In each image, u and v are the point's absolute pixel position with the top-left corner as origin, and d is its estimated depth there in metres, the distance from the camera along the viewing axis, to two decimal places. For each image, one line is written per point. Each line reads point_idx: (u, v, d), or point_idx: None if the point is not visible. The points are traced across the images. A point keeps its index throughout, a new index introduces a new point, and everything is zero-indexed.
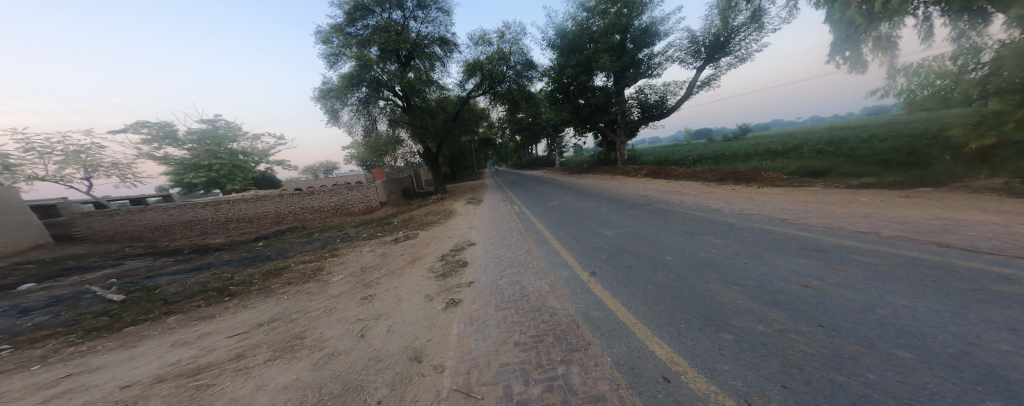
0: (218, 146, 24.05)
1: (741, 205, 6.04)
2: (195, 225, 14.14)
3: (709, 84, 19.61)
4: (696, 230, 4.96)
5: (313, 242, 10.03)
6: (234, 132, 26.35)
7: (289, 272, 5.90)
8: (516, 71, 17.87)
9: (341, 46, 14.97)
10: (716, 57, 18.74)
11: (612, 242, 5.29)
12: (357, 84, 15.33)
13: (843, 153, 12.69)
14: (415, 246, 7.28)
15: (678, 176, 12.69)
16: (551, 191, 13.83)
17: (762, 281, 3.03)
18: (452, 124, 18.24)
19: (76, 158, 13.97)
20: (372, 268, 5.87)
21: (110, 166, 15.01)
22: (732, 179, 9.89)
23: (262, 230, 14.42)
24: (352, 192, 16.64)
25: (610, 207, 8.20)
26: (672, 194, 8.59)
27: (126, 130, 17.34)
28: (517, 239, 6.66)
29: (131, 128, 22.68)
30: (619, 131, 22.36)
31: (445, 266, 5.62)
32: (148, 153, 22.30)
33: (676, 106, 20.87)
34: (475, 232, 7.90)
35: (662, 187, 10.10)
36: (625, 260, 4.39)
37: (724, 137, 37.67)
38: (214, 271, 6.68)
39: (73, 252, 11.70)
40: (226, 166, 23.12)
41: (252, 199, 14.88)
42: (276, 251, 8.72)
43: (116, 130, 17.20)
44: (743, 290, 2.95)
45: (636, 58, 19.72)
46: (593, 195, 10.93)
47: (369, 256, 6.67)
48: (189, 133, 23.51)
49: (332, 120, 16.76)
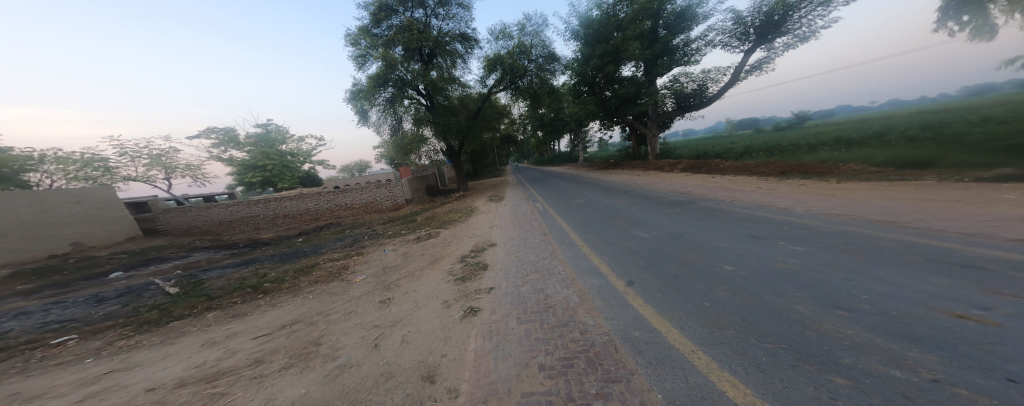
0: (271, 148, 26.30)
1: (818, 204, 4.98)
2: (250, 220, 15.47)
3: (760, 69, 17.17)
4: (760, 233, 4.11)
5: (344, 239, 10.36)
6: (284, 136, 28.68)
7: (317, 270, 5.94)
8: (538, 64, 17.11)
9: (368, 47, 15.32)
10: (770, 38, 16.34)
11: (650, 245, 4.63)
12: (383, 84, 15.66)
13: (940, 142, 10.37)
14: (436, 245, 7.12)
15: (724, 170, 11.26)
16: (576, 188, 13.06)
17: (876, 305, 2.25)
18: (473, 121, 18.04)
19: (159, 161, 15.82)
20: (393, 269, 5.74)
21: (185, 168, 16.87)
22: (793, 174, 8.46)
23: (304, 226, 15.42)
24: (381, 190, 17.20)
25: (646, 205, 7.39)
26: (719, 190, 7.49)
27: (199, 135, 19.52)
28: (540, 240, 6.21)
29: (202, 133, 25.66)
30: (649, 123, 20.65)
31: (465, 269, 5.38)
32: (215, 156, 25.09)
33: (717, 95, 18.66)
34: (496, 232, 7.56)
35: (704, 183, 8.94)
36: (670, 268, 3.74)
37: (777, 126, 33.61)
38: (255, 266, 7.03)
39: (155, 244, 13.33)
40: (277, 166, 25.22)
41: (295, 197, 15.99)
42: (312, 248, 9.13)
43: (192, 135, 19.42)
44: (850, 316, 2.20)
45: (670, 45, 17.93)
46: (624, 191, 10.06)
47: (391, 256, 6.61)
48: (248, 137, 26.05)
49: (362, 120, 17.35)
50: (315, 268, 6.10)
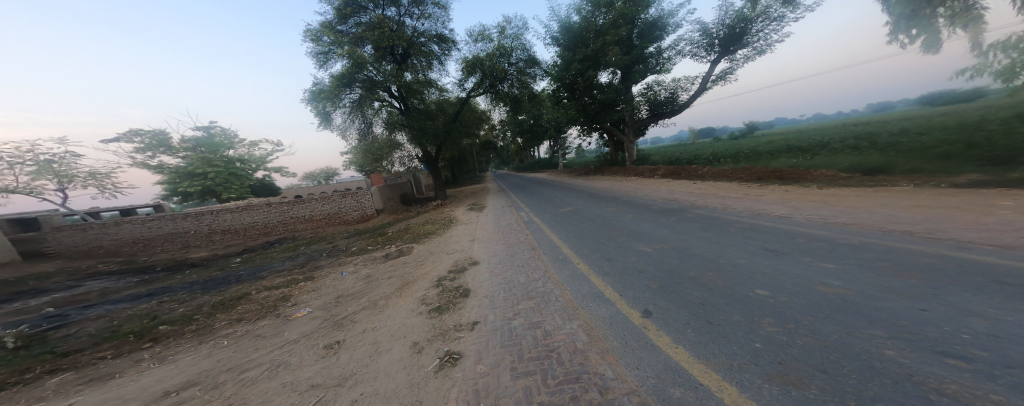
0: (214, 154, 23.20)
1: (818, 212, 4.73)
2: (177, 237, 13.04)
3: (725, 78, 18.18)
4: (777, 247, 3.65)
5: (295, 258, 8.80)
6: (231, 140, 25.48)
7: (246, 303, 4.62)
8: (518, 68, 16.68)
9: (332, 43, 13.91)
10: (732, 50, 17.38)
11: (658, 264, 4.06)
12: (349, 84, 14.29)
13: (884, 149, 11.32)
14: (406, 265, 6.08)
15: (704, 176, 11.33)
16: (559, 195, 12.56)
17: (999, 351, 1.63)
18: (452, 125, 17.07)
19: (49, 168, 12.90)
20: (350, 298, 4.64)
21: (88, 176, 13.95)
22: (773, 179, 8.55)
23: (249, 242, 13.34)
24: (345, 200, 15.48)
25: (638, 214, 6.94)
26: (708, 197, 7.26)
27: (114, 139, 16.51)
28: (529, 257, 5.46)
29: (125, 137, 22.00)
30: (625, 130, 21.06)
31: (441, 296, 4.44)
32: (142, 162, 21.56)
33: (687, 102, 19.45)
34: (478, 246, 6.66)
35: (690, 190, 8.79)
36: (691, 294, 3.13)
37: (732, 134, 36.46)
38: (163, 299, 5.46)
39: (41, 271, 10.61)
40: (222, 173, 22.20)
41: (238, 209, 13.79)
42: (251, 270, 7.57)
43: (105, 139, 16.41)
44: (980, 370, 1.54)
45: (643, 53, 18.54)
46: (609, 199, 9.66)
47: (349, 280, 5.46)
48: (184, 141, 22.81)
49: (324, 123, 15.70)
50: (240, 300, 4.78)
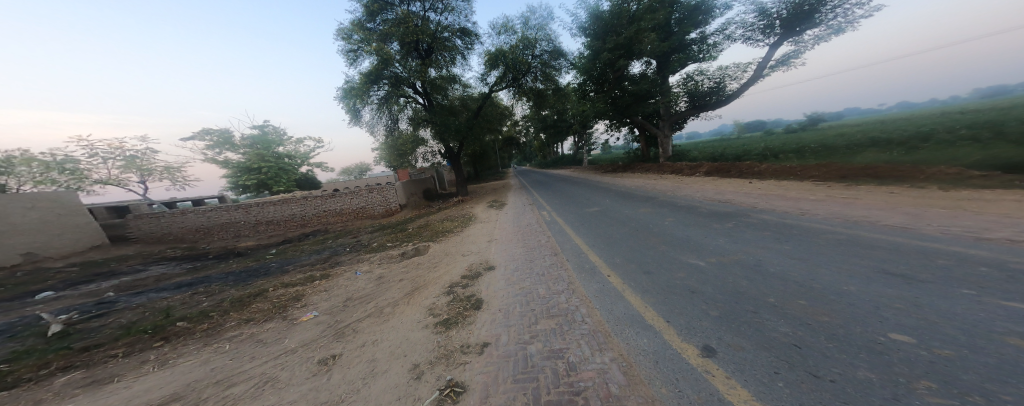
0: (267, 150, 25.27)
1: (954, 223, 3.51)
2: (230, 227, 14.24)
3: (786, 63, 15.72)
4: (902, 270, 2.63)
5: (321, 251, 8.96)
6: (281, 138, 27.63)
7: (259, 301, 4.54)
8: (542, 60, 15.81)
9: (360, 41, 14.13)
10: (797, 30, 14.92)
11: (715, 283, 3.20)
12: (376, 80, 14.50)
13: (1014, 141, 8.90)
14: (420, 267, 5.74)
15: (761, 174, 9.72)
16: (585, 194, 11.64)
17: None
18: (475, 121, 16.74)
19: (134, 163, 14.59)
20: (358, 303, 4.34)
21: (164, 170, 15.62)
22: (857, 178, 6.93)
23: (289, 233, 14.18)
24: (373, 195, 15.90)
25: (682, 216, 5.95)
26: (772, 199, 6.02)
27: (187, 138, 18.58)
28: (552, 264, 4.82)
29: (197, 135, 24.76)
30: (660, 124, 19.23)
31: (450, 309, 3.98)
32: (210, 158, 24.16)
33: (737, 92, 17.18)
34: (495, 249, 6.15)
35: (744, 189, 7.48)
36: (777, 329, 2.27)
37: (790, 127, 32.21)
38: (195, 291, 5.66)
39: (122, 254, 12.07)
40: (273, 168, 24.12)
41: (280, 202, 14.72)
42: (280, 263, 7.79)
43: (182, 137, 18.56)
44: None
45: (684, 40, 16.68)
46: (645, 198, 8.64)
47: (361, 281, 5.22)
48: (243, 139, 25.12)
49: (353, 119, 16.15)
50: (256, 298, 4.71)
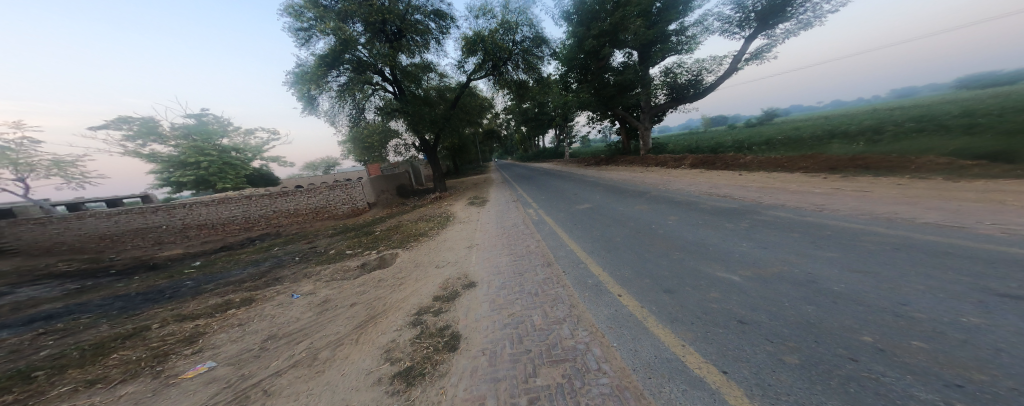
0: (206, 142, 21.88)
1: (1007, 221, 3.06)
2: (148, 233, 11.80)
3: (759, 57, 15.98)
4: (1018, 291, 2.00)
5: (260, 263, 7.31)
6: (225, 128, 24.11)
7: (127, 348, 3.19)
8: (524, 47, 14.70)
9: (314, 19, 12.11)
10: (771, 24, 15.15)
11: (769, 306, 2.44)
12: (335, 64, 12.62)
13: (968, 132, 9.34)
14: (381, 284, 4.61)
15: (747, 166, 9.48)
16: (572, 188, 10.89)
17: None
18: (452, 112, 15.37)
19: (6, 156, 11.53)
20: (284, 344, 3.16)
21: (52, 165, 12.58)
22: (848, 169, 6.74)
23: (228, 239, 12.06)
24: (335, 192, 14.11)
25: (684, 215, 5.34)
26: (777, 193, 5.55)
27: (97, 126, 15.34)
28: (546, 282, 3.95)
29: (113, 124, 20.76)
30: (640, 116, 19.01)
31: (417, 349, 2.93)
32: (132, 151, 20.43)
33: (712, 85, 17.26)
34: (476, 258, 5.19)
35: (741, 182, 7.05)
36: (913, 394, 1.46)
37: (751, 121, 33.94)
38: (49, 331, 4.04)
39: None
40: (215, 162, 20.93)
41: (215, 202, 12.47)
42: (201, 281, 6.16)
43: (92, 126, 15.35)
44: None
45: (665, 31, 16.39)
46: (635, 193, 8.03)
47: (299, 307, 4.00)
48: (175, 128, 21.52)
49: (308, 109, 14.08)
50: (114, 340, 3.38)
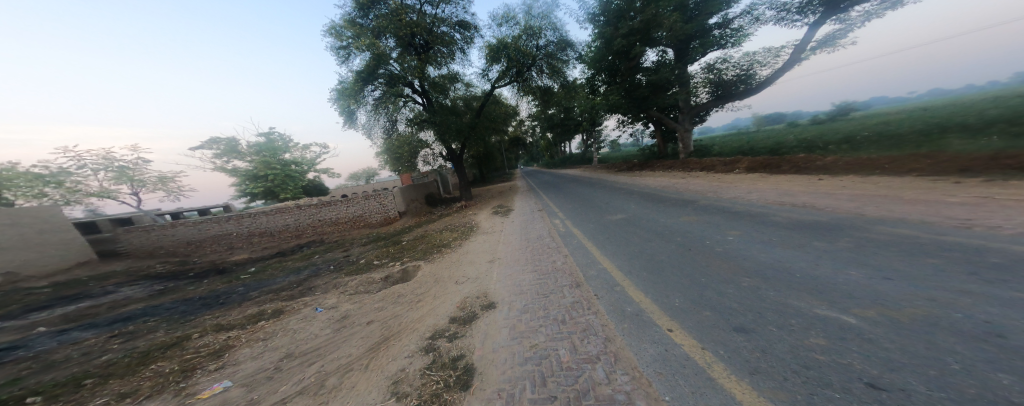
0: (274, 157, 24.72)
1: None
2: (222, 239, 13.42)
3: (829, 45, 13.67)
4: None
5: (301, 271, 7.70)
6: (288, 144, 27.11)
7: (164, 359, 3.31)
8: (548, 51, 14.33)
9: (352, 38, 13.05)
10: (843, 6, 12.86)
11: (923, 373, 1.65)
12: (370, 79, 13.42)
13: None
14: (399, 302, 4.43)
15: (828, 169, 7.89)
16: (604, 196, 10.07)
17: None
18: (478, 121, 15.43)
19: (125, 175, 14.00)
20: (298, 365, 3.04)
21: (157, 181, 15.01)
22: (984, 171, 5.18)
23: (282, 245, 13.25)
24: (369, 202, 14.86)
25: (747, 228, 4.42)
26: (884, 203, 4.37)
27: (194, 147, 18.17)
28: (577, 307, 3.40)
29: (205, 144, 24.45)
30: (679, 117, 17.34)
31: (427, 383, 2.58)
32: (218, 167, 23.83)
33: (768, 79, 15.14)
34: (498, 275, 4.81)
35: (825, 188, 5.78)
36: None
37: (820, 115, 29.44)
38: (119, 332, 4.47)
39: (109, 270, 11.29)
40: (280, 175, 23.50)
41: (273, 212, 13.86)
42: (250, 287, 6.60)
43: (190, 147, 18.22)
44: None
45: (705, 25, 14.88)
46: (680, 201, 7.08)
47: (318, 324, 3.94)
48: (251, 146, 24.68)
49: (348, 122, 15.11)
50: (162, 348, 3.59)
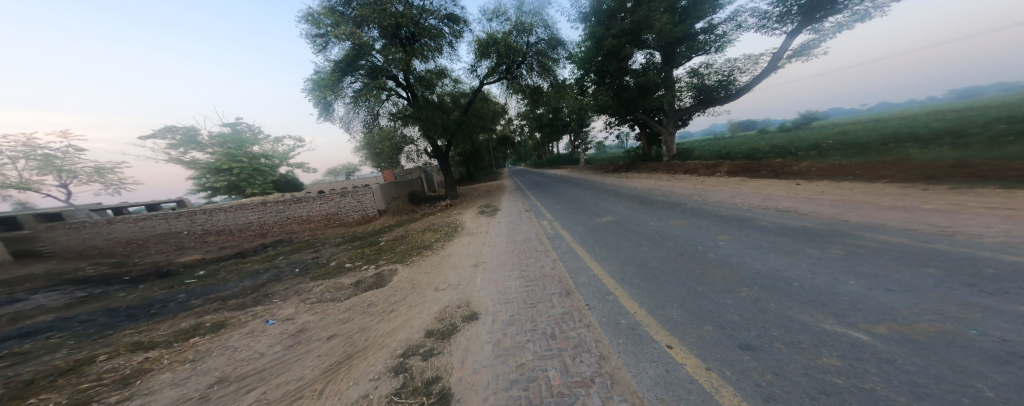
0: (239, 149, 22.80)
1: None
2: (170, 238, 12.03)
3: (804, 54, 14.33)
4: None
5: (259, 275, 6.85)
6: (257, 136, 25.17)
7: (53, 391, 2.65)
8: (539, 48, 14.05)
9: (331, 26, 12.15)
10: (818, 17, 13.55)
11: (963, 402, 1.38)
12: (350, 70, 12.56)
13: None
14: (371, 311, 3.96)
15: (805, 174, 8.13)
16: (591, 197, 9.92)
17: None
18: (466, 118, 14.89)
19: (51, 164, 12.24)
20: (233, 395, 2.51)
21: (93, 172, 13.28)
22: (949, 180, 5.42)
23: (244, 245, 12.11)
24: (345, 199, 14.00)
25: (736, 233, 4.32)
26: (865, 209, 4.40)
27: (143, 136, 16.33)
28: (566, 318, 3.09)
29: (159, 133, 22.16)
30: (664, 120, 17.65)
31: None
32: (175, 158, 21.68)
33: (747, 86, 15.68)
34: (482, 281, 4.44)
35: (805, 193, 5.85)
36: None
37: (790, 123, 31.15)
38: (11, 354, 3.66)
39: (28, 274, 9.75)
40: (246, 169, 21.67)
41: (232, 208, 12.65)
42: (196, 294, 5.78)
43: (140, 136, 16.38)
44: None
45: (691, 30, 15.17)
46: (667, 204, 7.01)
47: (269, 339, 3.39)
48: (213, 137, 22.65)
49: (325, 115, 14.12)
50: (60, 377, 2.95)
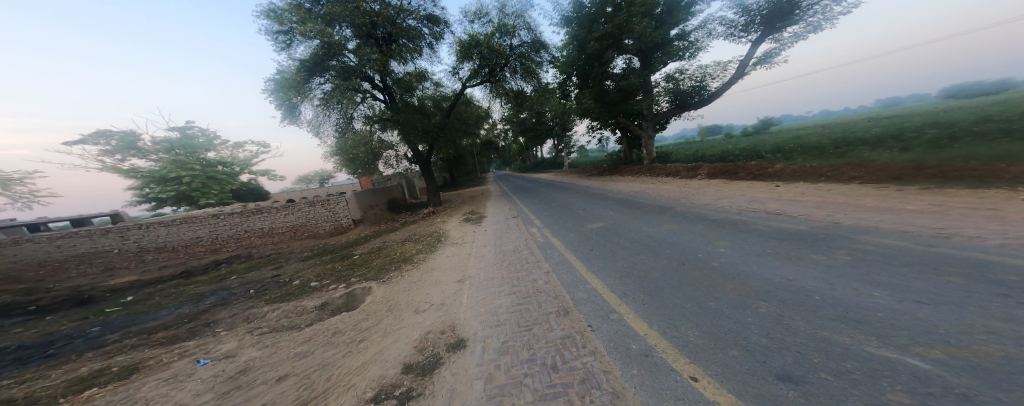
0: (190, 156, 20.46)
1: None
2: (96, 258, 10.25)
3: (767, 61, 15.21)
4: None
5: (203, 299, 5.86)
6: (212, 141, 22.91)
7: None
8: (521, 51, 13.82)
9: (296, 22, 11.17)
10: (778, 27, 14.49)
11: None
12: (320, 72, 11.60)
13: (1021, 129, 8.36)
14: (336, 342, 3.33)
15: (780, 176, 8.42)
16: (578, 202, 9.72)
17: None
18: (448, 122, 14.31)
19: None
20: None
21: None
22: (915, 180, 5.69)
23: (192, 262, 10.67)
24: (315, 209, 12.92)
25: (734, 237, 4.16)
26: (852, 211, 4.41)
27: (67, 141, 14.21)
28: (569, 343, 2.67)
29: (90, 139, 19.48)
30: (643, 124, 18.03)
31: None
32: (111, 167, 19.12)
33: (718, 91, 16.39)
34: (468, 299, 3.95)
35: (788, 195, 5.91)
36: None
37: (752, 128, 33.31)
38: None
39: None
40: (199, 177, 19.30)
41: (176, 222, 11.15)
42: (115, 328, 4.75)
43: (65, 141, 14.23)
44: None
45: (667, 36, 15.66)
46: (656, 207, 6.90)
47: (196, 392, 2.68)
48: (158, 142, 20.29)
49: (291, 118, 12.97)
50: None
